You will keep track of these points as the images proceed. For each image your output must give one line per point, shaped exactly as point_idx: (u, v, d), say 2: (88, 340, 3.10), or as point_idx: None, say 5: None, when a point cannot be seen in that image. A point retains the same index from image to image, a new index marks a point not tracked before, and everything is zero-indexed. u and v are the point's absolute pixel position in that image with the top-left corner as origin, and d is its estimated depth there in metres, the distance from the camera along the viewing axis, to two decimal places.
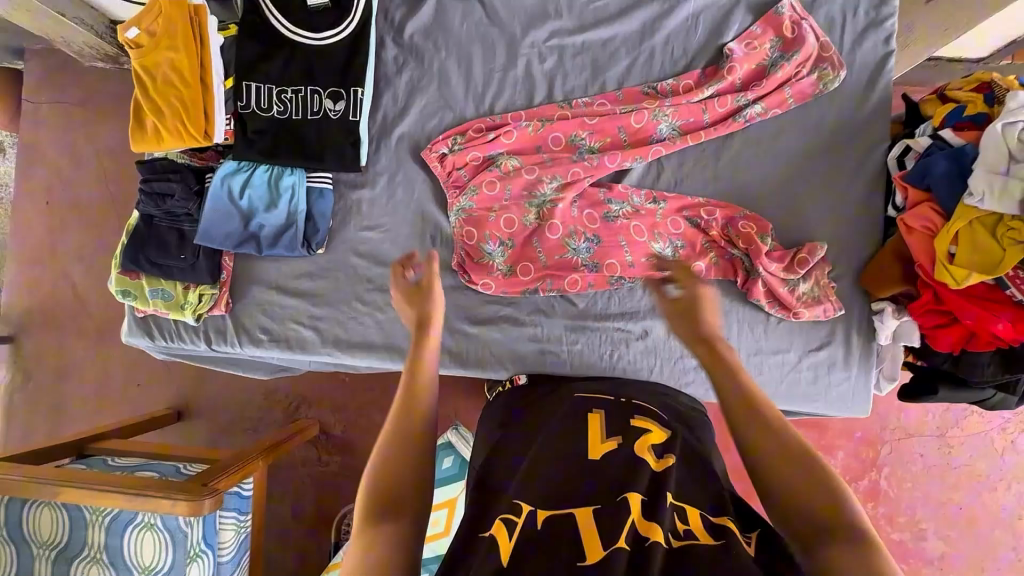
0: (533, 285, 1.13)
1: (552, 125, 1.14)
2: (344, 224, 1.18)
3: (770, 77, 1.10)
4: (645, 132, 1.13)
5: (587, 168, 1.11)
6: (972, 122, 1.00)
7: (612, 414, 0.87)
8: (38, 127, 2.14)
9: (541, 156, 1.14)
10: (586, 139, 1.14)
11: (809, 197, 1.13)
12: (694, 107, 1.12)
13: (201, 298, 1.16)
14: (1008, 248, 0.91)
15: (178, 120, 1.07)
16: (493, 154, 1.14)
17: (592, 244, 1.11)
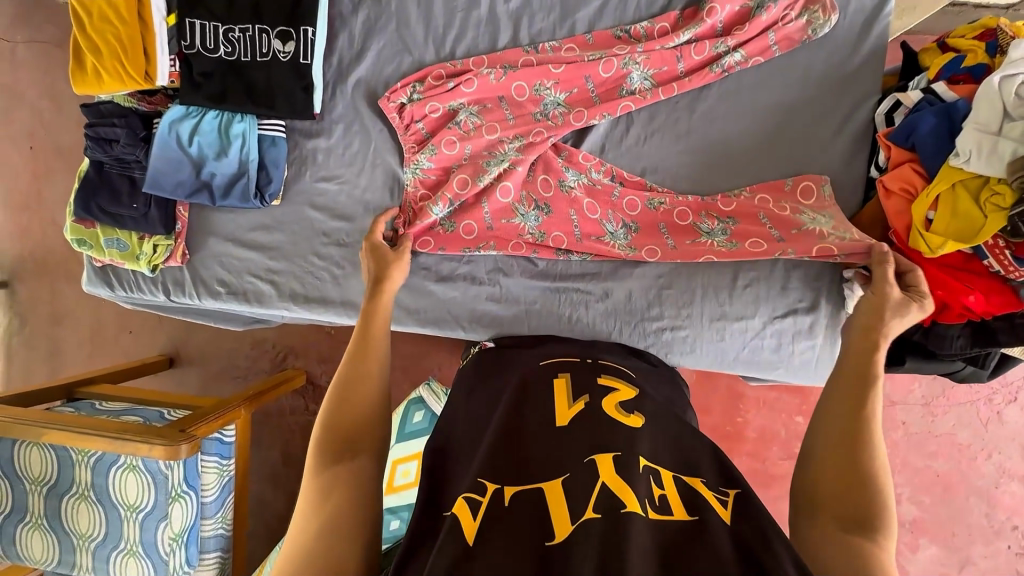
0: (474, 246, 1.08)
1: (515, 73, 1.06)
2: (299, 175, 1.14)
3: (754, 20, 1.01)
4: (614, 82, 1.06)
5: (549, 127, 1.06)
6: (969, 75, 0.92)
7: (578, 374, 0.87)
8: (16, 68, 2.08)
9: (503, 111, 1.08)
10: (552, 90, 1.06)
11: (789, 155, 1.05)
12: (668, 54, 1.04)
13: (156, 248, 1.14)
14: (990, 215, 0.85)
15: (117, 61, 1.01)
16: (454, 105, 1.08)
17: (541, 213, 1.07)
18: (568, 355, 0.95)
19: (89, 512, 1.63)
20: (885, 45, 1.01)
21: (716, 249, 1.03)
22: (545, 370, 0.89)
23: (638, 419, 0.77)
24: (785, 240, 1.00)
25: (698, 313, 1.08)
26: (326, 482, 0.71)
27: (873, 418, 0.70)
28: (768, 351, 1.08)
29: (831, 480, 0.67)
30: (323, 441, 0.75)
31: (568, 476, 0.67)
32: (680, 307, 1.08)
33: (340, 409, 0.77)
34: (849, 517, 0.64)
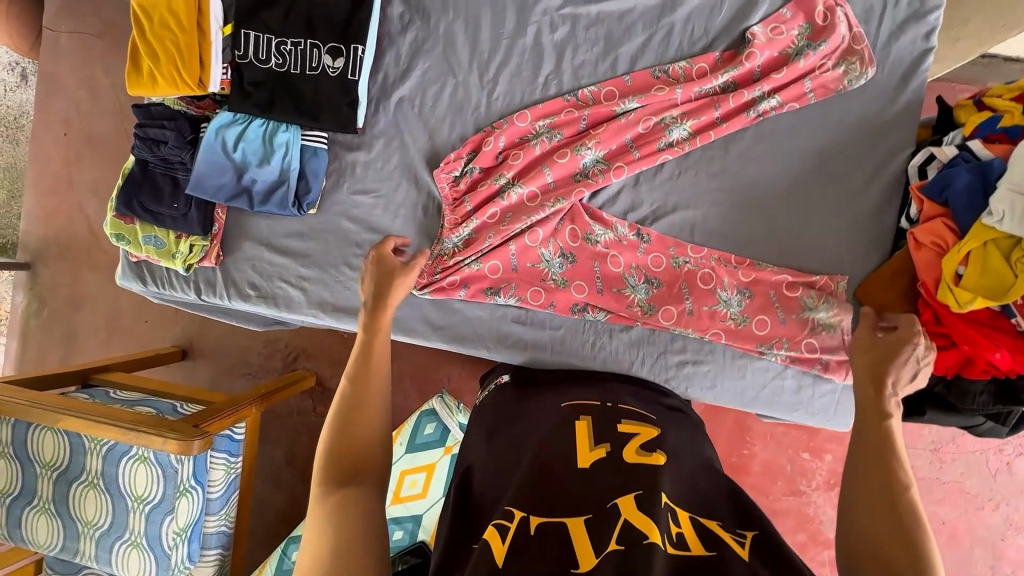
0: (498, 284, 1.12)
1: (559, 142, 1.10)
2: (336, 186, 1.16)
3: (791, 66, 1.04)
4: (655, 135, 1.08)
5: (587, 184, 1.08)
6: (1006, 135, 0.94)
7: (600, 419, 0.89)
8: (58, 57, 2.13)
9: (545, 175, 1.09)
10: (593, 148, 1.08)
11: (820, 199, 1.07)
12: (705, 100, 1.07)
13: (192, 248, 1.17)
14: (1021, 274, 0.87)
15: (171, 66, 1.03)
16: (499, 179, 1.10)
17: (566, 261, 1.11)
18: (586, 398, 0.96)
19: (97, 500, 1.64)
20: (921, 98, 1.03)
21: (726, 325, 1.07)
22: (566, 412, 0.91)
23: (660, 457, 0.79)
24: (786, 325, 1.06)
25: (720, 350, 1.09)
26: (327, 514, 0.71)
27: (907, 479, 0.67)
28: (787, 392, 1.08)
29: (868, 510, 0.66)
30: (321, 476, 0.74)
31: (590, 517, 0.67)
32: (702, 343, 1.10)
33: (337, 444, 0.77)
34: (890, 550, 0.62)
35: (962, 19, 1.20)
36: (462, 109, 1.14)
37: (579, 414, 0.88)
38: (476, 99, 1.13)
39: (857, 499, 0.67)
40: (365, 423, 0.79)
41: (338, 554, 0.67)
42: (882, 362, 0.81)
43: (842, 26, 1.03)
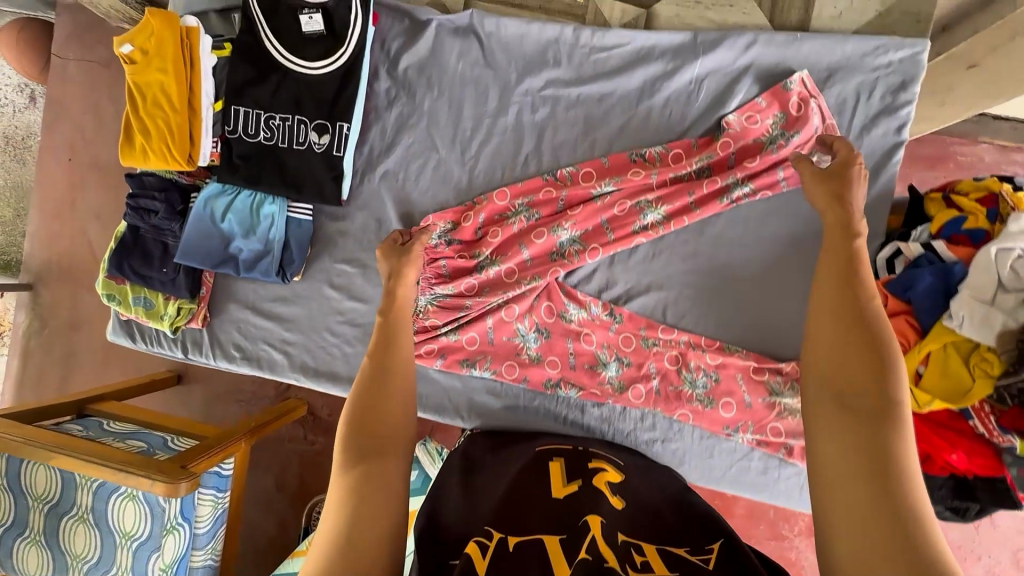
0: (474, 355, 1.15)
1: (537, 221, 1.12)
2: (321, 254, 1.20)
3: (767, 154, 1.05)
4: (630, 218, 1.10)
5: (563, 264, 1.10)
6: (968, 237, 0.96)
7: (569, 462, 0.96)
8: (63, 84, 2.17)
9: (522, 253, 1.11)
10: (568, 229, 1.10)
11: (791, 284, 1.09)
12: (681, 183, 1.09)
13: (179, 311, 1.20)
14: (977, 379, 0.89)
15: (164, 143, 1.07)
16: (476, 253, 1.13)
17: (541, 336, 1.14)
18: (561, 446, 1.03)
19: (86, 535, 1.68)
20: (890, 192, 1.06)
21: (693, 405, 1.10)
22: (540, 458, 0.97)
23: (621, 500, 0.84)
24: (751, 409, 1.08)
25: (689, 430, 1.12)
26: (351, 484, 0.72)
27: (877, 366, 0.69)
28: (754, 472, 1.11)
29: (836, 382, 0.70)
30: (343, 451, 0.76)
31: (564, 537, 0.69)
32: (671, 423, 1.12)
33: (362, 418, 0.79)
34: (860, 413, 0.66)
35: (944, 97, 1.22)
36: (444, 183, 1.17)
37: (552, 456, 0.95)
38: (458, 177, 1.16)
39: (820, 407, 0.70)
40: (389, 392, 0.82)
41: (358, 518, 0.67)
42: (838, 184, 0.88)
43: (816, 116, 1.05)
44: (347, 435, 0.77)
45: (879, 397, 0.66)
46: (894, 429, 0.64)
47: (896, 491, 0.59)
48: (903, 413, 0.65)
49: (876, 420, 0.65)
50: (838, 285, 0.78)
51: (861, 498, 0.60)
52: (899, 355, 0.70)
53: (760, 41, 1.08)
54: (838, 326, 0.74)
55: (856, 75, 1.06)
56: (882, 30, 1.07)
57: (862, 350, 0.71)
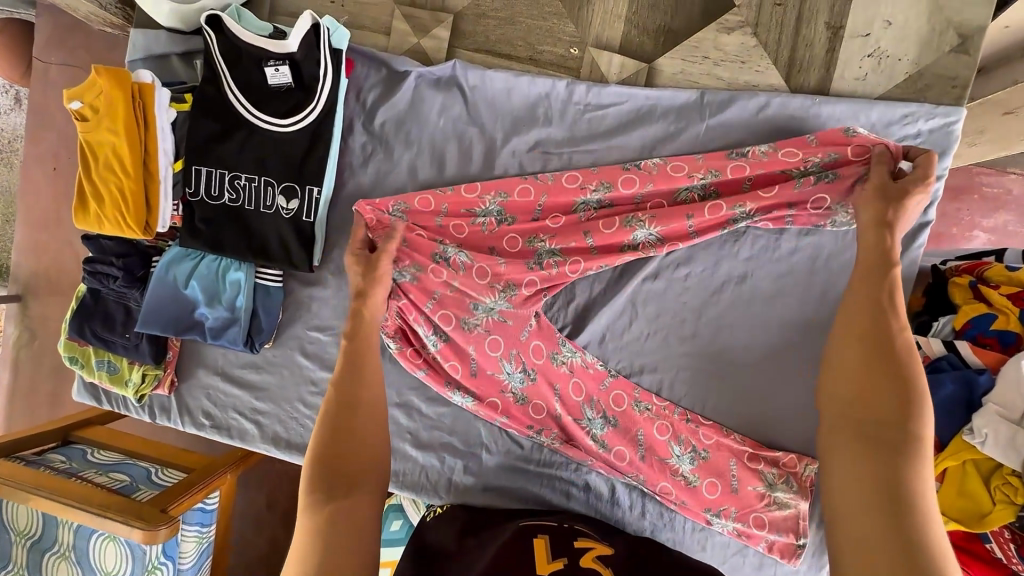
0: (455, 383, 1.06)
1: (510, 225, 1.03)
2: (293, 320, 1.12)
3: (785, 190, 0.92)
4: (617, 236, 0.98)
5: (536, 271, 1.01)
6: (999, 340, 0.87)
7: (555, 538, 0.89)
8: (44, 88, 1.93)
9: (495, 259, 1.02)
10: (546, 242, 1.01)
11: (796, 370, 1.00)
12: (681, 209, 0.96)
13: (144, 377, 1.14)
14: (997, 505, 0.81)
15: (116, 210, 0.99)
16: (437, 242, 1.03)
17: (527, 377, 1.04)
18: (545, 522, 0.97)
19: (69, 572, 1.66)
20: (912, 278, 0.96)
21: (677, 480, 1.02)
22: (524, 532, 0.90)
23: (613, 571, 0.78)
24: (737, 495, 1.00)
25: (680, 520, 1.05)
26: (319, 525, 0.68)
27: (899, 377, 0.72)
28: (749, 567, 1.04)
29: (854, 411, 0.73)
30: (311, 489, 0.73)
31: None
32: (661, 512, 1.05)
33: (330, 453, 0.76)
34: (881, 436, 0.69)
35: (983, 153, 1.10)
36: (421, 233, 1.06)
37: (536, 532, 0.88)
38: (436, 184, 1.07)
39: (838, 423, 0.73)
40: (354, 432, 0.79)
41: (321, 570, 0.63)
42: (890, 210, 0.82)
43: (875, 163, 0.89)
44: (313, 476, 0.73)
45: (900, 431, 0.68)
46: (915, 458, 0.67)
47: (909, 524, 0.61)
48: (922, 441, 0.68)
49: (896, 453, 0.67)
50: (869, 309, 0.78)
51: (871, 527, 0.62)
52: (924, 390, 0.71)
53: (774, 104, 0.97)
54: (861, 351, 0.76)
55: None
56: (913, 94, 0.95)
57: (888, 377, 0.72)
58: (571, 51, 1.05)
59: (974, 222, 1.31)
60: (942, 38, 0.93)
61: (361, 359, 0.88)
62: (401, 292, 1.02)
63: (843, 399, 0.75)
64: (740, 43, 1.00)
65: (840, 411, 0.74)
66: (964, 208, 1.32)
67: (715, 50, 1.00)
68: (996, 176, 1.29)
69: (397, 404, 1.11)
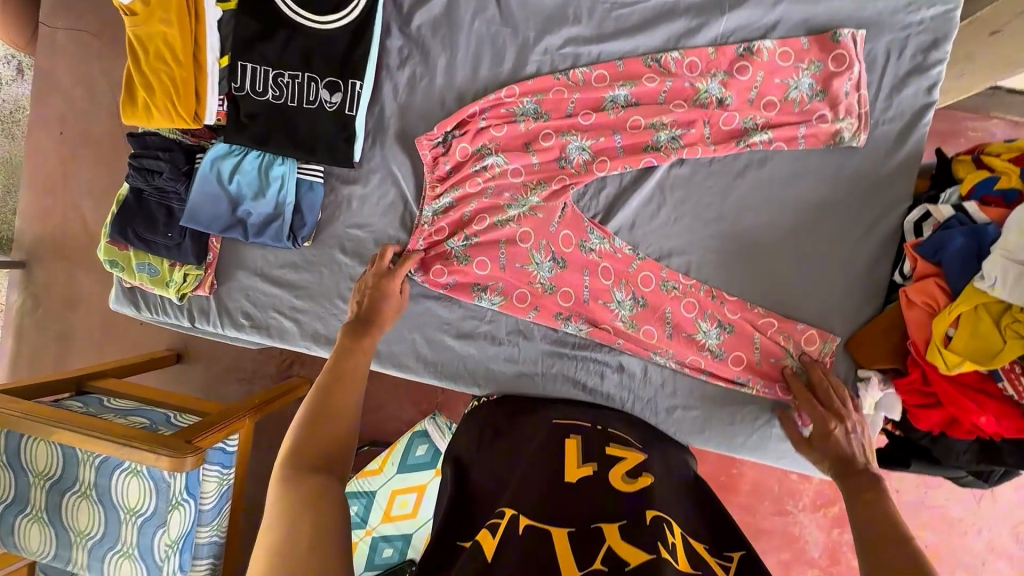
0: (486, 281, 1.11)
1: (545, 122, 1.09)
2: (332, 219, 1.16)
3: (779, 104, 1.05)
4: (642, 135, 1.07)
5: (564, 172, 1.09)
6: (1001, 197, 0.94)
7: (589, 439, 0.92)
8: (54, 53, 1.90)
9: (530, 157, 1.09)
10: (578, 137, 1.08)
11: (815, 248, 1.07)
12: (705, 112, 1.06)
13: (186, 277, 1.16)
14: (1008, 341, 0.87)
15: (167, 100, 1.03)
16: (479, 147, 1.10)
17: (555, 265, 1.10)
18: (581, 420, 1.00)
19: (90, 511, 1.62)
20: (920, 154, 1.03)
21: (704, 355, 1.08)
22: (557, 430, 0.94)
23: (646, 480, 0.80)
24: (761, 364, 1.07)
25: (709, 396, 1.10)
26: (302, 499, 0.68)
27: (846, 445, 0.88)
28: (776, 439, 1.09)
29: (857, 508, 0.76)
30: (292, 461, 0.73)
31: (574, 531, 0.67)
32: (691, 389, 1.10)
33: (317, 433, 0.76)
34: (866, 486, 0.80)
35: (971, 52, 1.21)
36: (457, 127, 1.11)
37: (568, 433, 0.91)
38: (468, 90, 1.12)
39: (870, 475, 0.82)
40: (335, 423, 0.78)
41: (286, 546, 0.63)
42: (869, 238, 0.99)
43: (847, 80, 1.02)
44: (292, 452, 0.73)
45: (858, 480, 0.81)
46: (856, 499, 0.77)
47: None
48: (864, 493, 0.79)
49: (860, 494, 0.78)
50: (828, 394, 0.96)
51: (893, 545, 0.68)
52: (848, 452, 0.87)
53: None
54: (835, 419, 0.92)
55: (886, 33, 1.04)
56: None
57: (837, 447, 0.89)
58: None
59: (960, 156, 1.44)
60: None
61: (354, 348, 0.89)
62: (438, 225, 1.11)
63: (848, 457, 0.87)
64: None
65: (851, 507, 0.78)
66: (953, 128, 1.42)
67: None
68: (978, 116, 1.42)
69: (435, 296, 1.15)
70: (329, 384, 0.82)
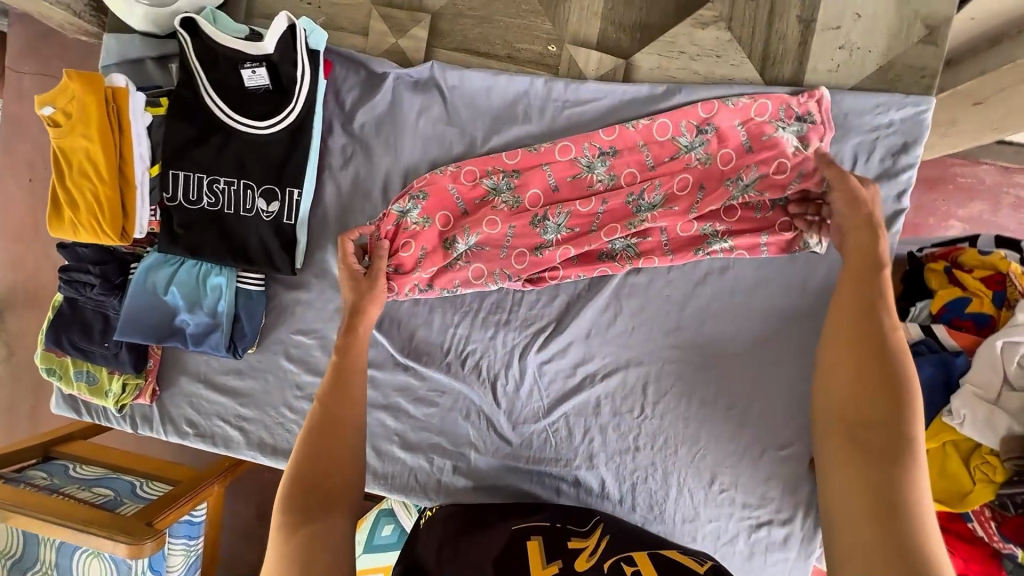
0: (453, 236, 1.02)
1: (473, 174, 1.03)
2: (277, 324, 1.11)
3: (707, 143, 0.98)
4: (569, 166, 1.01)
5: (500, 214, 1.01)
6: (972, 322, 0.90)
7: (549, 538, 0.85)
8: (21, 98, 1.62)
9: (476, 212, 1.02)
10: (511, 182, 1.02)
11: (780, 362, 1.01)
12: (631, 142, 1.00)
13: (124, 387, 1.12)
14: (977, 485, 0.82)
15: (92, 216, 0.97)
16: (420, 211, 1.02)
17: (549, 224, 1.00)
18: (536, 520, 0.92)
19: None
20: None
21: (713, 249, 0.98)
22: (517, 534, 0.86)
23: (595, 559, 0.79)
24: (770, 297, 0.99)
25: (670, 512, 1.05)
26: (297, 546, 0.69)
27: (880, 369, 0.74)
28: (740, 558, 1.03)
29: (856, 418, 0.75)
30: (286, 508, 0.73)
31: None
32: (651, 506, 1.05)
33: (306, 468, 0.76)
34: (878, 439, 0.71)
35: (951, 122, 1.15)
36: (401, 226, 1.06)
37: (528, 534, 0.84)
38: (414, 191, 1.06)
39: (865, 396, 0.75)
40: (333, 458, 0.78)
41: None
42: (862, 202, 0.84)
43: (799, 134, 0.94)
44: (284, 498, 0.73)
45: (885, 437, 0.70)
46: (903, 472, 0.68)
47: (908, 528, 0.63)
48: (911, 454, 0.69)
49: (887, 463, 0.69)
50: (853, 324, 0.79)
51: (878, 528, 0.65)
52: (909, 409, 0.72)
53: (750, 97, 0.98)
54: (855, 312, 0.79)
55: (854, 135, 0.97)
56: (884, 85, 0.98)
57: (876, 370, 0.75)
58: (549, 48, 1.06)
59: (949, 212, 1.34)
60: (910, 29, 0.96)
61: (345, 378, 0.86)
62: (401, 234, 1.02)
63: (841, 365, 0.78)
64: (715, 38, 1.01)
65: (835, 420, 0.77)
66: (940, 195, 1.34)
67: (691, 45, 1.02)
68: (970, 167, 1.33)
69: (385, 405, 1.10)
70: (321, 422, 0.80)
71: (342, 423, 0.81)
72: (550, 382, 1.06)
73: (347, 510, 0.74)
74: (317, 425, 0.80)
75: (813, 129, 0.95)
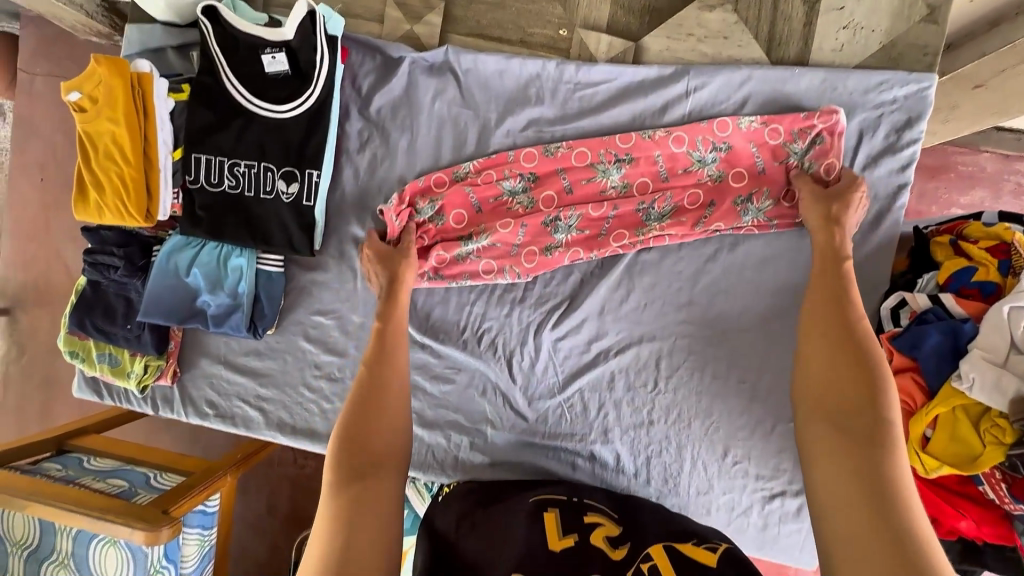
0: (467, 232, 1.06)
1: (496, 175, 1.05)
2: (295, 305, 1.13)
3: (720, 161, 1.01)
4: (584, 170, 1.04)
5: (514, 214, 1.05)
6: (979, 291, 0.92)
7: (566, 512, 0.87)
8: (35, 97, 1.66)
9: (493, 211, 1.06)
10: (529, 185, 1.05)
11: (790, 335, 1.03)
12: (647, 151, 1.02)
13: (146, 368, 1.14)
14: (986, 446, 0.83)
15: (118, 198, 1.00)
16: (438, 207, 1.06)
17: (553, 222, 1.04)
18: (553, 494, 0.94)
19: None
20: (895, 237, 1.00)
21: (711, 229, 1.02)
22: (534, 505, 0.88)
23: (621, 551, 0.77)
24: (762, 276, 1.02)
25: (684, 485, 1.06)
26: (344, 503, 0.72)
27: (854, 359, 0.80)
28: (754, 529, 1.05)
29: (834, 404, 0.79)
30: (336, 467, 0.76)
31: None
32: (665, 479, 1.06)
33: (355, 433, 0.79)
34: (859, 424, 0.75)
35: (952, 104, 1.17)
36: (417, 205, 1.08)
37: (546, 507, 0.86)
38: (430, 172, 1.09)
39: (841, 385, 0.80)
40: (378, 424, 0.81)
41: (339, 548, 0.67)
42: (833, 205, 0.93)
43: (805, 158, 0.98)
44: (333, 458, 0.77)
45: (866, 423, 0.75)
46: (886, 454, 0.72)
47: (895, 504, 0.67)
48: (892, 438, 0.73)
49: (872, 446, 0.73)
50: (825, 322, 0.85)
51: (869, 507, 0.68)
52: (884, 395, 0.77)
53: (756, 76, 1.01)
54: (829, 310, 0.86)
55: (860, 112, 1.00)
56: (887, 63, 1.01)
57: (850, 362, 0.80)
58: (560, 33, 1.09)
59: (951, 199, 1.36)
60: (912, 8, 0.99)
61: (388, 354, 0.90)
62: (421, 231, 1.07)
63: (818, 358, 0.84)
64: (722, 21, 1.04)
65: (816, 406, 0.81)
66: (942, 181, 1.37)
67: (699, 28, 1.05)
68: (971, 155, 1.35)
69: None
70: (364, 396, 0.84)
71: (388, 394, 0.84)
72: (565, 358, 1.08)
73: (392, 472, 0.77)
74: (362, 396, 0.84)
75: (823, 149, 0.98)
